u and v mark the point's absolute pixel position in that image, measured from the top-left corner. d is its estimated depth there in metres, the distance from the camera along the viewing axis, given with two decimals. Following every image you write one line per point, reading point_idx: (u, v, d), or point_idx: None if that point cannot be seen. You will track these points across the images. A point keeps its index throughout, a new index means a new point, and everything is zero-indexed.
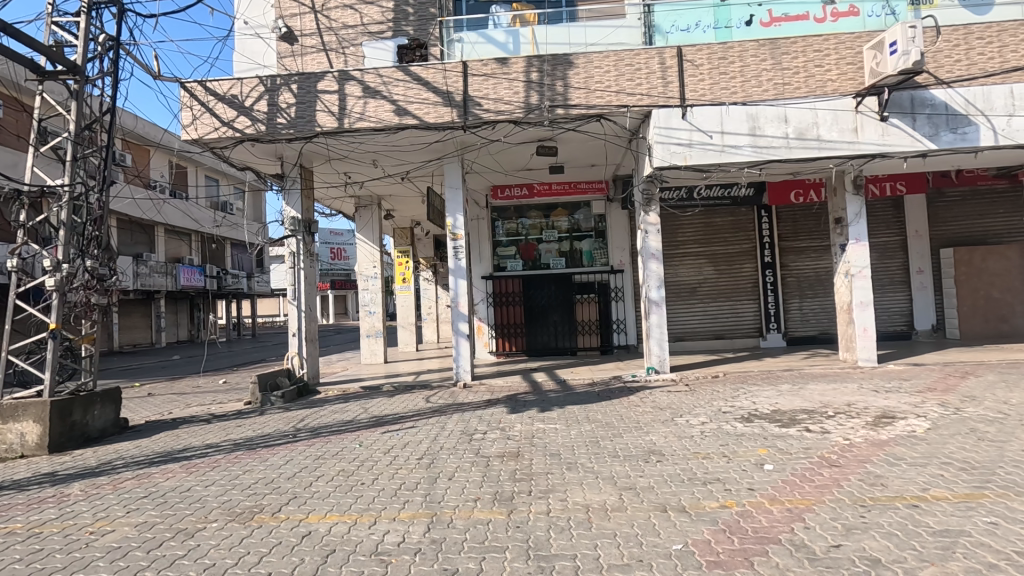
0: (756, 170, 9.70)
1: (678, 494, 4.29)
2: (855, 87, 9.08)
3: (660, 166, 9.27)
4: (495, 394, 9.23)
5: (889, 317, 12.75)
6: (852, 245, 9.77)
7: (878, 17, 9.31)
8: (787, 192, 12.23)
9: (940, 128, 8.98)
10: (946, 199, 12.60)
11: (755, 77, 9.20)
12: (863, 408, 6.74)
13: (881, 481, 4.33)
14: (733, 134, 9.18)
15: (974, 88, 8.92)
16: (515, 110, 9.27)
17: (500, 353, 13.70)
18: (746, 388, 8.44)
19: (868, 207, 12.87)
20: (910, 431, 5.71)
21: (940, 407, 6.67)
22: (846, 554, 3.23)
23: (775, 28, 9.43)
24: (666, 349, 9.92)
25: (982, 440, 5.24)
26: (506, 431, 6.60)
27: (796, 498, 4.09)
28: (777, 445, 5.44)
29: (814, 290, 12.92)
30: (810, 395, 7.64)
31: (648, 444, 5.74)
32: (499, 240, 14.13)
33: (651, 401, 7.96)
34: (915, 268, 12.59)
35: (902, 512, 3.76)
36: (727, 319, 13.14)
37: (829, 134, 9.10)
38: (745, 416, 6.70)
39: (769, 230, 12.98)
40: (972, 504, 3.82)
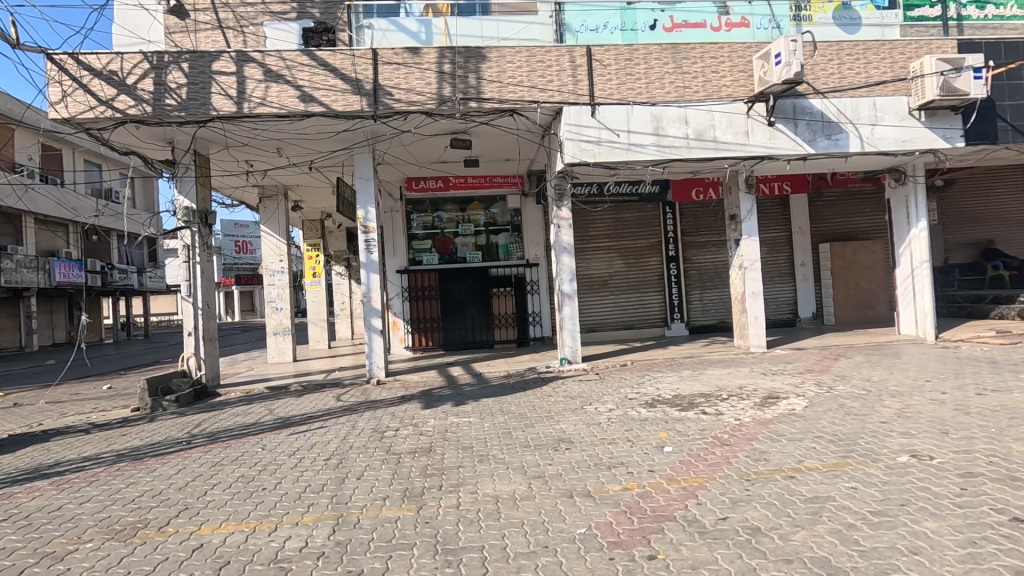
0: (661, 168, 10.22)
1: (584, 479, 4.45)
2: (746, 93, 9.80)
3: (570, 162, 9.50)
4: (409, 390, 9.11)
5: (777, 306, 13.95)
6: (744, 239, 10.66)
7: (766, 30, 10.07)
8: (689, 189, 12.87)
9: (818, 133, 9.91)
10: (824, 198, 13.94)
11: (658, 80, 9.67)
12: (752, 390, 7.34)
13: (764, 456, 4.75)
14: (638, 133, 9.59)
15: (845, 99, 9.93)
16: (427, 101, 9.12)
17: (416, 348, 13.49)
18: (651, 375, 8.94)
19: (760, 205, 13.98)
20: (791, 408, 6.30)
21: (816, 386, 7.43)
22: (731, 525, 3.50)
23: (676, 34, 9.96)
24: (579, 341, 10.24)
25: (849, 415, 5.89)
26: (418, 427, 6.52)
27: (691, 477, 4.37)
28: (677, 427, 5.78)
29: (713, 282, 13.87)
30: (707, 380, 8.23)
31: (558, 433, 5.91)
32: (415, 233, 13.92)
33: (563, 391, 8.20)
34: (798, 261, 13.86)
35: (780, 483, 4.14)
36: (635, 311, 13.78)
37: (724, 136, 9.75)
38: (649, 401, 7.09)
39: (673, 226, 13.73)
40: (838, 472, 4.28)
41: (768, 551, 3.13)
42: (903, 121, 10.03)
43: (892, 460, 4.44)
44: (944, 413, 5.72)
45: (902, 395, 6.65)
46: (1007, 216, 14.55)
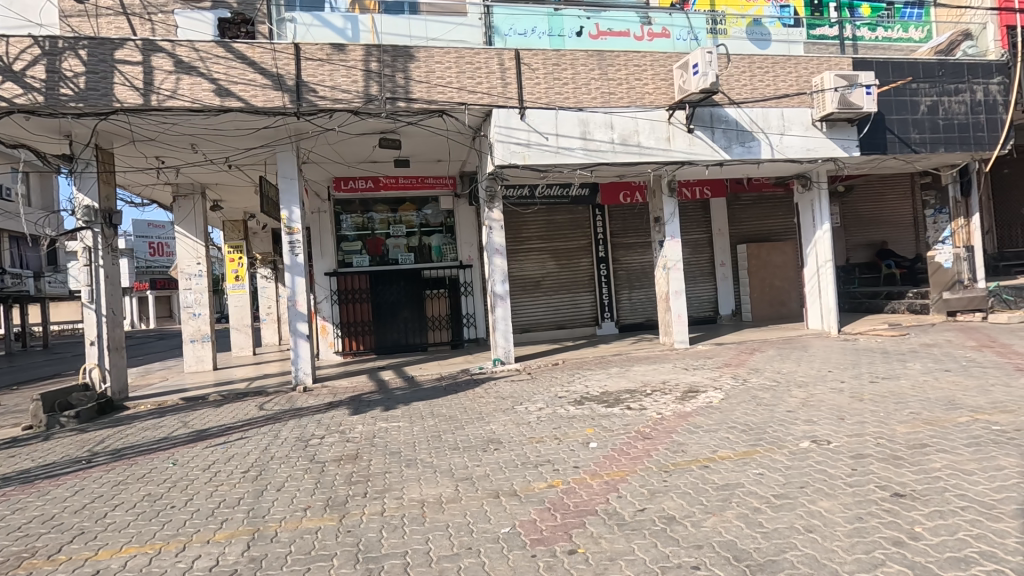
0: (588, 172, 10.49)
1: (511, 479, 4.49)
2: (667, 101, 10.25)
3: (500, 164, 9.56)
4: (337, 396, 8.84)
5: (700, 304, 14.66)
6: (667, 241, 11.13)
7: (685, 41, 10.58)
8: (617, 192, 13.43)
9: (733, 141, 10.50)
10: (741, 202, 14.80)
11: (585, 85, 9.93)
12: (674, 385, 7.69)
13: (682, 448, 4.97)
14: (567, 136, 9.81)
15: (757, 109, 10.59)
16: (354, 99, 8.89)
17: (347, 352, 13.12)
18: (581, 373, 9.16)
19: (683, 208, 14.64)
20: (709, 401, 6.66)
21: (732, 379, 7.90)
22: (648, 515, 3.64)
23: (602, 41, 10.25)
24: (511, 341, 10.32)
25: (760, 405, 6.29)
26: (345, 434, 6.35)
27: (613, 471, 4.52)
28: (602, 424, 5.95)
29: (640, 282, 14.40)
30: (633, 376, 8.54)
31: (488, 433, 5.93)
32: (344, 235, 13.52)
33: (495, 391, 8.23)
34: (719, 261, 14.65)
35: (695, 473, 4.35)
36: (567, 311, 14.05)
37: (647, 142, 10.15)
38: (577, 399, 7.25)
39: (603, 227, 14.13)
40: (747, 459, 4.56)
41: (680, 539, 3.29)
42: (808, 131, 10.83)
43: (795, 446, 4.79)
44: (842, 400, 6.23)
45: (807, 385, 7.18)
46: (898, 220, 16.03)
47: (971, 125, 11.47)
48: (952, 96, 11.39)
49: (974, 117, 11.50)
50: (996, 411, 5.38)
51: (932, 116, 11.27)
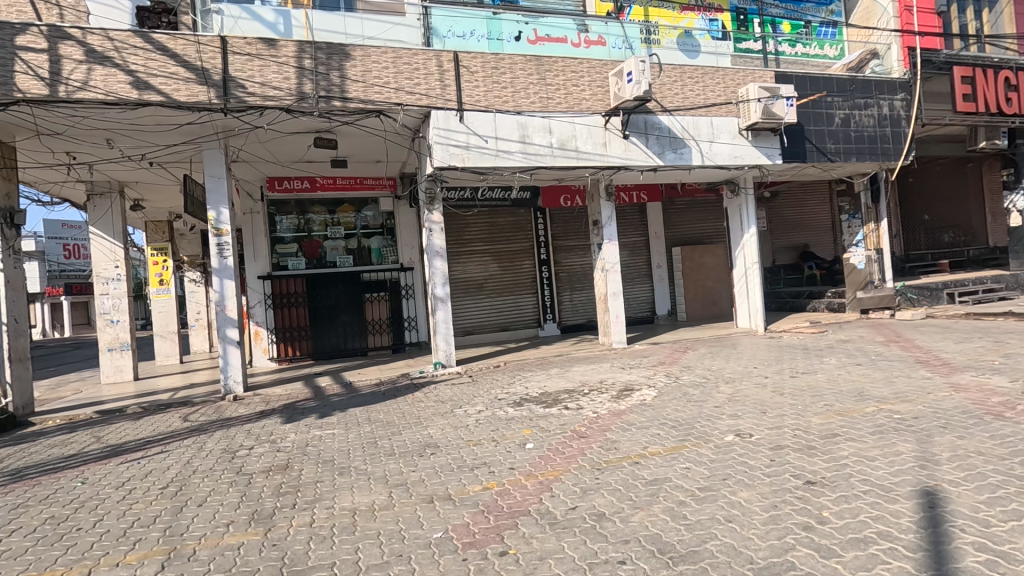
0: (527, 175, 10.59)
1: (446, 483, 4.46)
2: (603, 107, 10.51)
3: (439, 166, 9.49)
4: (270, 404, 8.50)
5: (638, 305, 15.10)
6: (605, 244, 11.42)
7: (620, 50, 10.87)
8: (557, 196, 13.74)
9: (665, 148, 10.90)
10: (676, 206, 15.41)
11: (524, 89, 10.03)
12: (610, 384, 7.88)
13: (615, 445, 5.10)
14: (506, 140, 9.88)
15: (688, 117, 11.04)
16: (286, 96, 8.59)
17: (282, 359, 12.61)
18: (521, 375, 9.21)
19: (622, 211, 15.05)
20: (643, 399, 6.87)
21: (666, 377, 8.19)
22: (579, 513, 3.71)
23: (540, 47, 10.49)
24: (453, 344, 10.25)
25: (689, 401, 6.56)
26: (276, 443, 6.12)
27: (548, 471, 4.58)
28: (539, 424, 6.02)
29: (581, 283, 14.68)
30: (572, 376, 8.68)
31: (425, 438, 5.87)
32: (279, 237, 13.02)
33: (434, 395, 8.15)
34: (655, 264, 15.16)
35: (626, 469, 4.47)
36: (510, 312, 14.11)
37: (585, 147, 10.38)
38: (516, 400, 7.30)
39: (544, 230, 14.30)
40: (675, 454, 4.73)
41: (609, 535, 3.37)
42: (735, 139, 11.39)
43: (720, 440, 5.01)
44: (765, 395, 6.58)
45: (734, 381, 7.54)
46: (818, 225, 17.12)
47: (879, 138, 12.44)
48: (862, 110, 12.30)
49: (881, 130, 12.47)
50: (898, 400, 5.84)
51: (845, 128, 12.13)
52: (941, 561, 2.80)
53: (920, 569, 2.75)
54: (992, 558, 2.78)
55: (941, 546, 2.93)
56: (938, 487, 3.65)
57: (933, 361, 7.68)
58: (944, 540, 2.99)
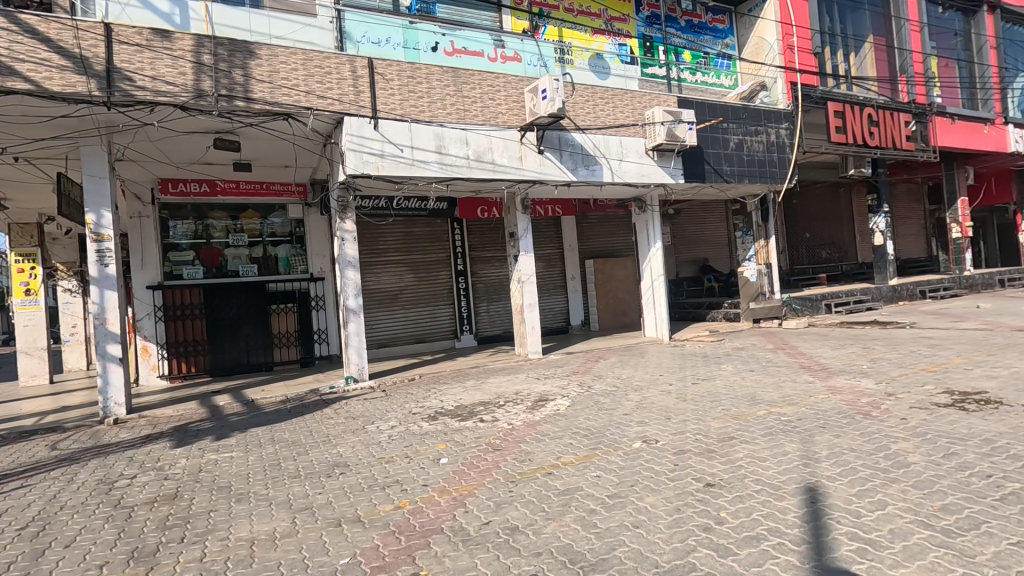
0: (443, 186, 10.52)
1: (354, 504, 4.27)
2: (518, 122, 10.73)
3: (352, 174, 9.17)
4: (157, 427, 7.74)
5: (553, 315, 15.41)
6: (521, 256, 11.55)
7: (535, 67, 11.20)
8: (474, 207, 13.71)
9: (578, 164, 11.29)
10: (588, 220, 16.01)
11: (440, 100, 10.00)
12: (525, 395, 7.96)
13: (529, 457, 5.14)
14: (421, 149, 9.77)
15: (599, 136, 11.52)
16: (181, 93, 7.95)
17: (174, 376, 11.57)
18: (437, 388, 9.05)
19: (537, 224, 15.35)
20: (556, 409, 6.99)
21: (578, 386, 8.40)
22: (492, 528, 3.68)
23: (456, 59, 10.59)
24: (365, 357, 9.90)
25: (600, 410, 6.76)
26: (164, 470, 5.58)
27: (461, 486, 4.52)
28: (454, 438, 5.94)
29: (498, 294, 14.79)
30: (488, 388, 8.65)
31: (334, 457, 5.59)
32: (173, 243, 11.99)
33: (345, 411, 7.80)
34: (569, 275, 15.59)
35: (539, 481, 4.51)
36: (426, 324, 13.87)
37: (501, 159, 10.51)
38: (431, 414, 7.16)
39: (461, 241, 14.28)
40: (587, 463, 4.84)
41: (521, 548, 3.37)
42: (642, 159, 12.02)
43: (628, 447, 5.20)
44: (670, 401, 6.93)
45: (641, 388, 7.87)
46: (715, 240, 18.44)
47: (767, 162, 13.63)
48: (753, 136, 13.44)
49: (769, 155, 13.68)
50: (785, 404, 6.36)
51: (739, 152, 13.19)
52: (820, 552, 3.06)
53: (803, 560, 2.99)
54: (861, 546, 3.07)
55: (820, 537, 3.21)
56: (817, 483, 4.00)
57: (813, 366, 8.48)
58: (823, 532, 3.28)
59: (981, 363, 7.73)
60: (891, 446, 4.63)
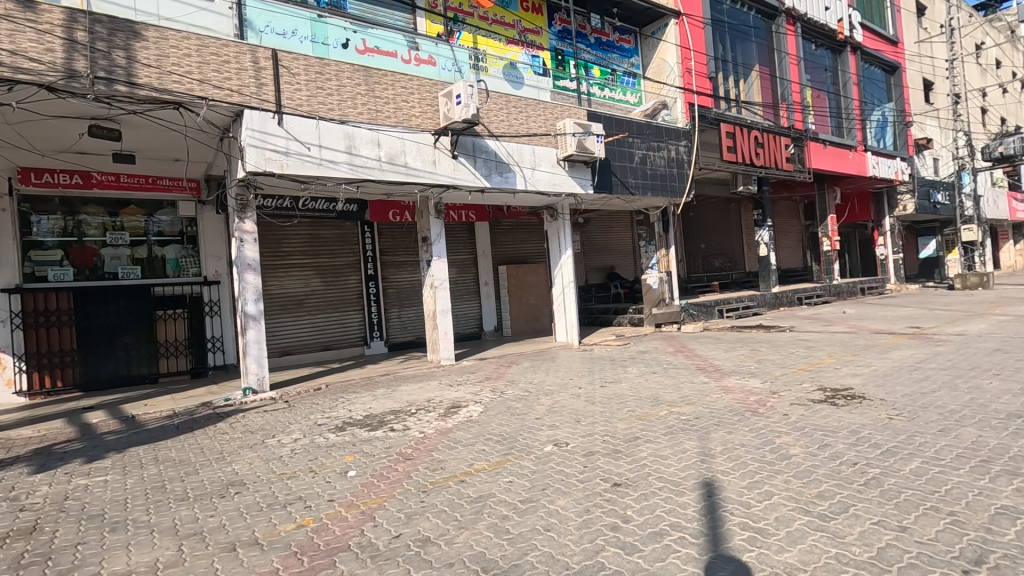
0: (353, 188, 10.15)
1: (253, 525, 3.97)
2: (432, 126, 10.63)
3: (252, 171, 8.58)
4: (13, 451, 6.75)
5: (466, 321, 15.36)
6: (434, 261, 11.44)
7: (450, 72, 11.35)
8: (386, 210, 13.27)
9: (492, 171, 11.37)
10: (501, 227, 16.20)
11: (350, 99, 9.67)
12: (437, 402, 7.84)
13: (441, 465, 5.06)
14: (330, 149, 9.36)
15: (512, 144, 11.69)
16: (48, 72, 7.02)
17: (34, 392, 10.07)
18: (345, 397, 8.68)
19: (451, 229, 15.26)
20: (468, 415, 6.96)
21: (491, 392, 8.40)
22: (403, 541, 3.57)
23: (368, 57, 10.37)
24: (266, 367, 9.27)
25: (512, 415, 6.81)
26: (20, 500, 4.87)
27: (370, 499, 4.34)
28: (363, 449, 5.72)
29: (410, 300, 14.54)
30: (399, 396, 8.43)
31: (228, 476, 5.17)
32: (36, 240, 10.47)
33: (242, 425, 7.25)
34: (482, 281, 15.64)
35: (451, 489, 4.45)
36: (334, 330, 13.27)
37: (414, 163, 10.33)
38: (338, 425, 6.84)
39: (371, 245, 13.90)
40: (499, 469, 4.85)
41: (433, 560, 3.30)
42: (553, 169, 12.36)
43: (540, 451, 5.27)
44: (579, 404, 7.13)
45: (553, 392, 8.02)
46: (621, 249, 19.35)
47: (668, 177, 14.51)
48: (656, 152, 14.26)
49: (670, 170, 14.58)
50: (684, 403, 6.76)
51: (643, 166, 13.94)
52: (717, 543, 3.25)
53: (702, 552, 3.17)
54: (752, 534, 3.31)
55: (717, 529, 3.42)
56: (713, 478, 4.27)
57: (708, 368, 9.10)
58: (718, 524, 3.50)
59: (847, 362, 8.69)
60: (775, 440, 5.07)
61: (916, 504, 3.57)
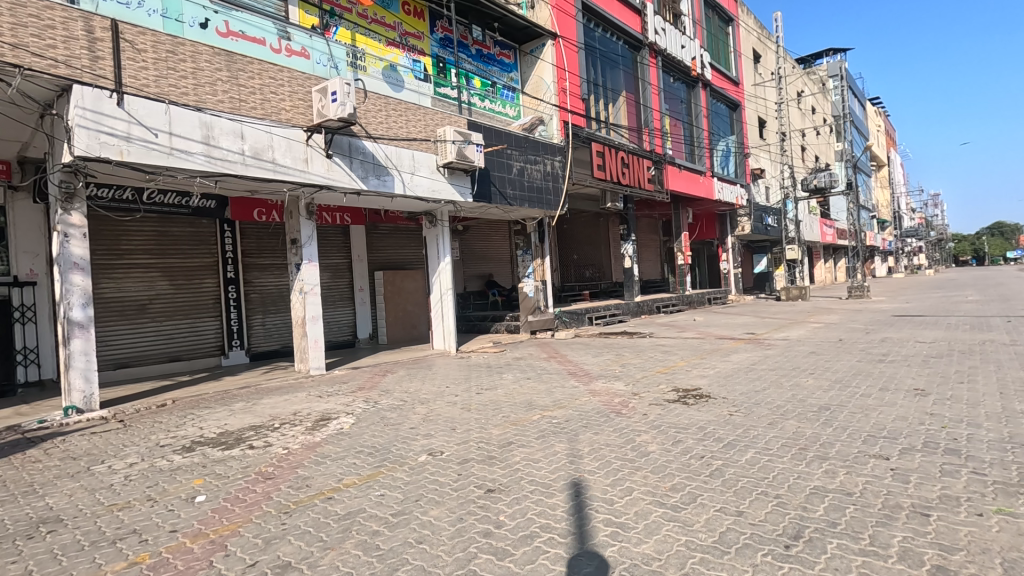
0: (210, 182, 9.20)
1: (71, 569, 3.39)
2: (304, 122, 10.10)
3: (82, 156, 7.37)
4: None
5: (338, 329, 14.62)
6: (304, 265, 10.75)
7: (325, 67, 10.74)
8: (250, 208, 12.32)
9: (369, 173, 10.98)
10: (379, 231, 15.74)
11: (209, 84, 8.87)
12: (305, 415, 7.35)
13: (306, 482, 4.73)
14: (182, 137, 8.39)
15: (391, 147, 11.42)
16: None
17: None
18: (195, 413, 7.79)
19: (324, 232, 14.49)
20: (339, 428, 6.60)
21: (364, 402, 8.06)
22: (259, 569, 3.27)
23: (231, 42, 9.56)
24: (95, 383, 8.04)
25: (386, 425, 6.59)
26: None
27: (222, 526, 3.92)
28: (215, 471, 5.16)
29: (276, 306, 13.55)
30: (261, 410, 7.76)
31: (39, 512, 4.36)
32: None
33: (61, 451, 6.19)
34: (357, 287, 15.03)
35: (317, 508, 4.17)
36: (184, 339, 11.90)
37: (283, 159, 9.66)
38: (185, 445, 6.11)
39: (232, 246, 12.74)
40: (370, 483, 4.65)
41: None
42: (433, 175, 12.26)
43: (414, 462, 5.15)
44: (455, 412, 7.11)
45: (428, 401, 7.90)
46: (499, 257, 19.77)
47: (544, 190, 15.11)
48: (533, 165, 14.79)
49: (546, 183, 15.19)
50: (555, 407, 7.04)
51: (520, 178, 14.38)
52: (583, 540, 3.40)
53: (569, 551, 3.29)
54: (614, 530, 3.51)
55: (583, 527, 3.58)
56: (581, 478, 4.47)
57: (578, 372, 9.57)
58: (585, 522, 3.66)
59: (697, 365, 9.67)
60: (636, 438, 5.46)
61: (750, 490, 4.04)
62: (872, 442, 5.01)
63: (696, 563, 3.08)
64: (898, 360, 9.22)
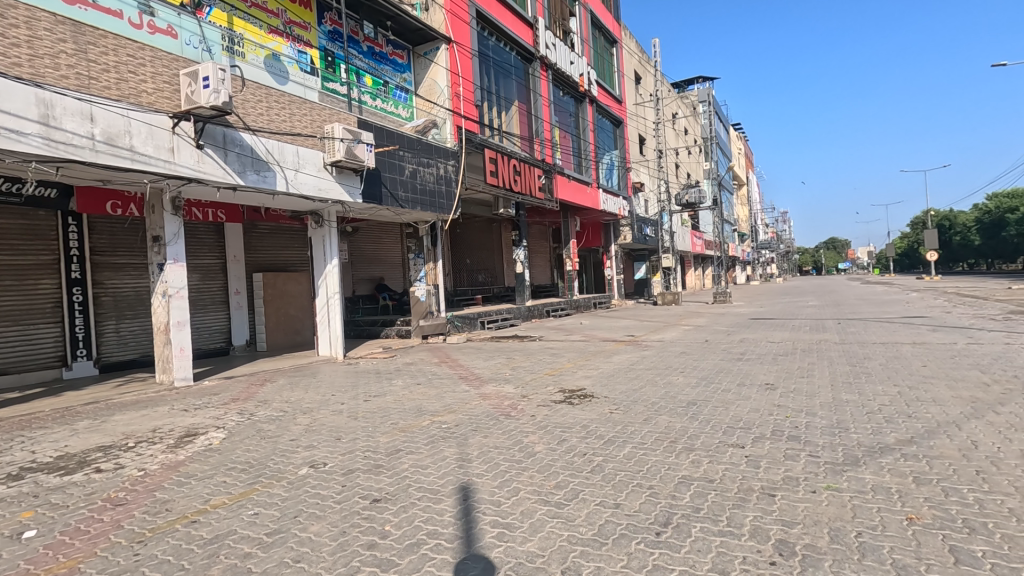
0: (49, 168, 7.96)
1: None
2: (170, 108, 9.19)
3: None
4: None
5: (209, 335, 13.40)
6: (169, 265, 9.66)
7: (195, 49, 9.83)
8: (101, 200, 10.65)
9: (247, 167, 10.20)
10: (258, 230, 14.67)
11: (49, 56, 7.78)
12: (166, 431, 6.62)
13: (165, 506, 4.26)
14: (12, 115, 7.13)
15: (273, 141, 10.71)
16: None
17: None
18: (26, 435, 6.71)
19: (193, 229, 13.23)
20: (207, 444, 6.03)
21: (238, 415, 7.44)
22: None
23: (80, 10, 8.34)
24: None
25: (263, 438, 6.14)
26: None
27: (58, 564, 3.41)
28: (50, 501, 4.48)
29: (133, 311, 12.13)
30: (112, 428, 6.88)
31: None
32: None
33: None
34: (232, 289, 13.88)
35: (178, 534, 3.77)
36: (13, 350, 10.18)
37: (144, 147, 8.65)
38: (11, 473, 5.23)
39: (77, 242, 11.19)
40: (242, 502, 4.29)
41: None
42: (319, 173, 11.70)
43: (293, 476, 4.85)
44: (340, 421, 6.80)
45: (311, 411, 7.49)
46: (390, 261, 19.28)
47: (436, 193, 15.00)
48: (425, 168, 14.63)
49: (438, 187, 15.09)
50: (445, 412, 6.98)
51: (412, 180, 14.17)
52: (469, 544, 3.41)
53: (456, 556, 3.28)
54: (501, 531, 3.57)
55: (470, 531, 3.59)
56: (469, 482, 4.49)
57: (470, 376, 9.59)
58: (472, 525, 3.68)
59: (582, 367, 10.12)
60: (524, 439, 5.58)
61: (627, 483, 4.30)
62: (730, 433, 5.55)
63: (577, 557, 3.21)
64: (753, 358, 10.36)
